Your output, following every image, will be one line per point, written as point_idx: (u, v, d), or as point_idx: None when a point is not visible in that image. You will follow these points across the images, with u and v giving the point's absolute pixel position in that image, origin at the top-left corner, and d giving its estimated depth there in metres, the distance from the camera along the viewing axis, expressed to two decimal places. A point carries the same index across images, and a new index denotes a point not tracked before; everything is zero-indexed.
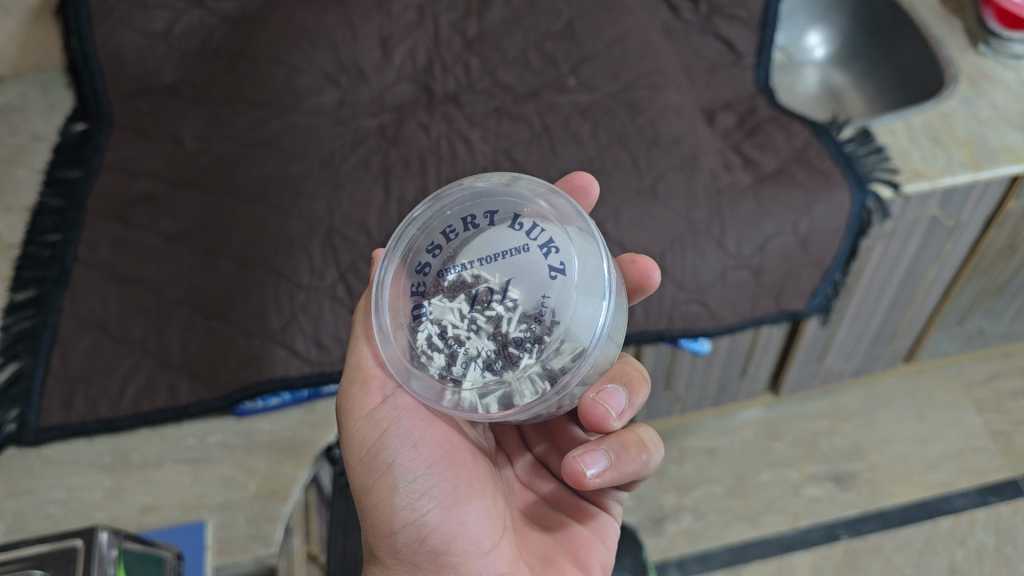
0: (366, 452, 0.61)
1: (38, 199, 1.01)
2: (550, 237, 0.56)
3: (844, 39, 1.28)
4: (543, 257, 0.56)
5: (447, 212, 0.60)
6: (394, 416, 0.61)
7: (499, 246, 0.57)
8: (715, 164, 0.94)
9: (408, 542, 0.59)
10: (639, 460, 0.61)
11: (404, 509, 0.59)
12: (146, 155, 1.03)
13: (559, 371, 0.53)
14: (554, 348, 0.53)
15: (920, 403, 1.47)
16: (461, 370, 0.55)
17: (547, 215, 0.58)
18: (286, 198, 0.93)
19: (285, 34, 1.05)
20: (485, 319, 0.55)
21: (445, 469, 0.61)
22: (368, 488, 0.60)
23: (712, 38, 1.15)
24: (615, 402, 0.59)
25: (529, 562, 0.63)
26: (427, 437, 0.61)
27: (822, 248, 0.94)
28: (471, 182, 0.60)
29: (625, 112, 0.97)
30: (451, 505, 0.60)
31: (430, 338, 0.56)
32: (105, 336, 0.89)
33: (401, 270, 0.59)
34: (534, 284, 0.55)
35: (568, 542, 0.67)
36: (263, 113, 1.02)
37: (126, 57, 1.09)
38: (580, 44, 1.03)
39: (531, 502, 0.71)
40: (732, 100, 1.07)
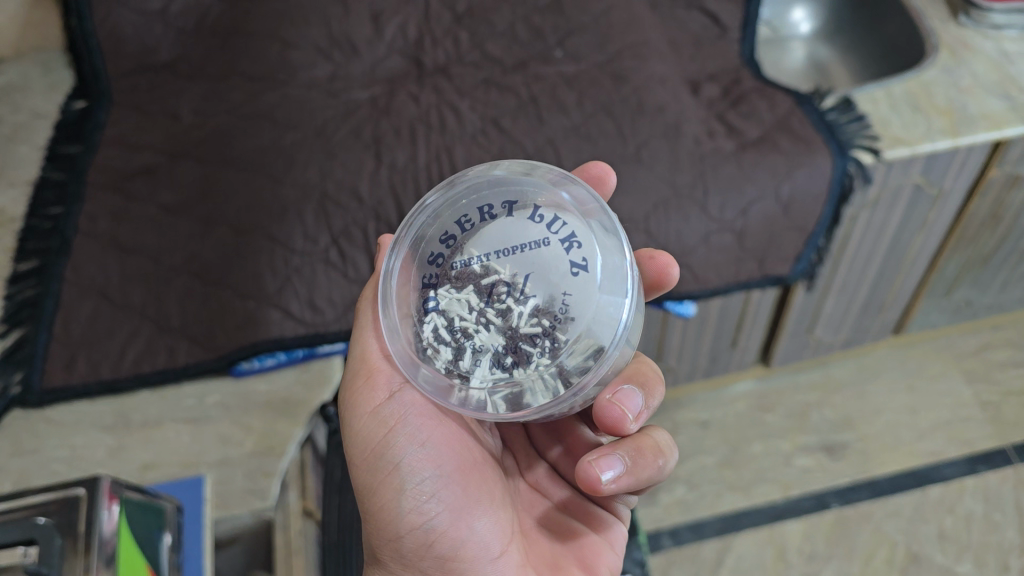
0: (373, 451, 0.63)
1: (40, 173, 1.04)
2: (571, 232, 0.58)
3: (829, 13, 1.29)
4: (565, 252, 0.57)
5: (463, 201, 0.62)
6: (401, 413, 0.63)
7: (514, 239, 0.58)
8: (698, 131, 0.97)
9: (415, 545, 0.61)
10: (655, 465, 0.63)
11: (411, 512, 0.61)
12: (144, 129, 1.06)
13: (574, 372, 0.55)
14: (567, 349, 0.55)
15: (910, 374, 1.49)
16: (470, 365, 0.56)
17: (568, 211, 0.59)
18: (280, 166, 0.96)
19: (278, 11, 1.08)
20: (494, 312, 0.56)
21: (453, 471, 0.63)
22: (375, 487, 0.62)
23: (697, 13, 1.17)
24: (631, 405, 0.61)
25: (536, 568, 0.66)
26: (435, 437, 0.63)
27: (804, 212, 0.97)
28: (492, 168, 0.62)
29: (610, 81, 1.00)
30: (459, 510, 0.62)
31: (437, 330, 0.58)
32: (105, 303, 0.92)
33: (411, 261, 0.61)
34: (552, 279, 0.56)
35: (577, 548, 0.68)
36: (257, 87, 1.04)
37: (124, 36, 1.11)
38: (567, 18, 1.06)
39: (543, 507, 0.72)
40: (717, 72, 1.10)
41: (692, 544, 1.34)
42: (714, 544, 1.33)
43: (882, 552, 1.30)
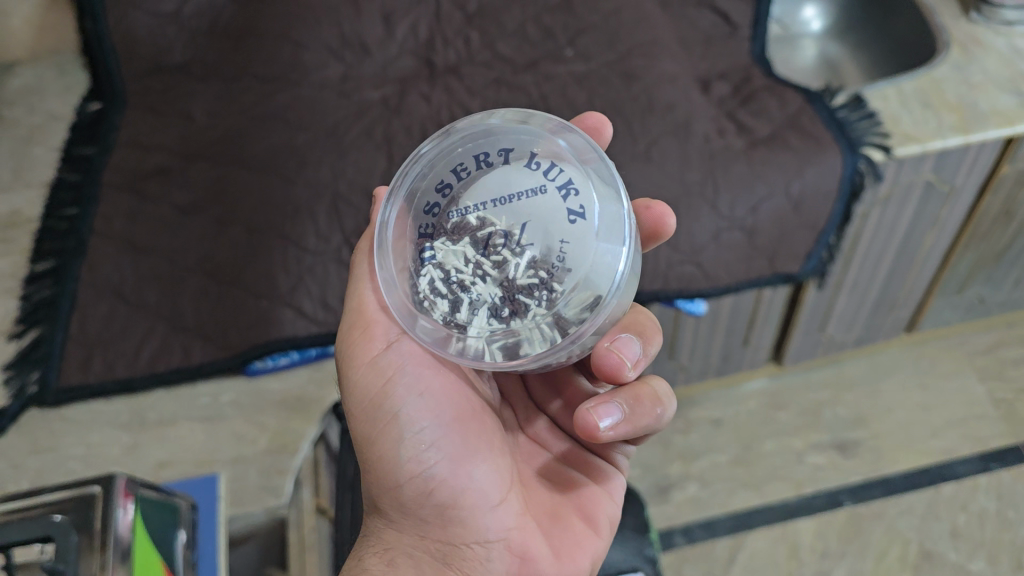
0: (371, 402, 0.64)
1: (55, 175, 1.06)
2: (568, 179, 0.59)
3: (839, 10, 1.29)
4: (562, 200, 0.59)
5: (459, 152, 0.63)
6: (398, 363, 0.64)
7: (510, 187, 0.60)
8: (708, 129, 0.97)
9: (414, 494, 0.63)
10: (654, 413, 0.65)
11: (411, 461, 0.62)
12: (158, 130, 1.07)
13: (570, 319, 0.57)
14: (563, 297, 0.57)
15: (923, 372, 1.49)
16: (467, 317, 0.59)
17: (565, 159, 0.60)
18: (292, 166, 0.96)
19: (288, 12, 1.08)
20: (490, 263, 0.58)
21: (450, 420, 0.64)
22: (374, 438, 0.64)
23: (707, 10, 1.17)
24: (629, 353, 0.63)
25: (537, 517, 0.67)
26: (432, 387, 0.64)
27: (814, 210, 0.98)
28: (489, 117, 0.63)
29: (620, 80, 0.99)
30: (458, 459, 0.63)
31: (434, 283, 0.60)
32: (121, 303, 0.93)
33: (408, 213, 0.63)
34: (550, 227, 0.58)
35: (576, 498, 0.70)
36: (271, 89, 1.05)
37: (137, 38, 1.12)
38: (577, 17, 1.06)
39: (542, 459, 0.74)
40: (727, 71, 1.10)
41: (704, 542, 1.34)
42: (727, 542, 1.34)
43: (895, 550, 1.30)
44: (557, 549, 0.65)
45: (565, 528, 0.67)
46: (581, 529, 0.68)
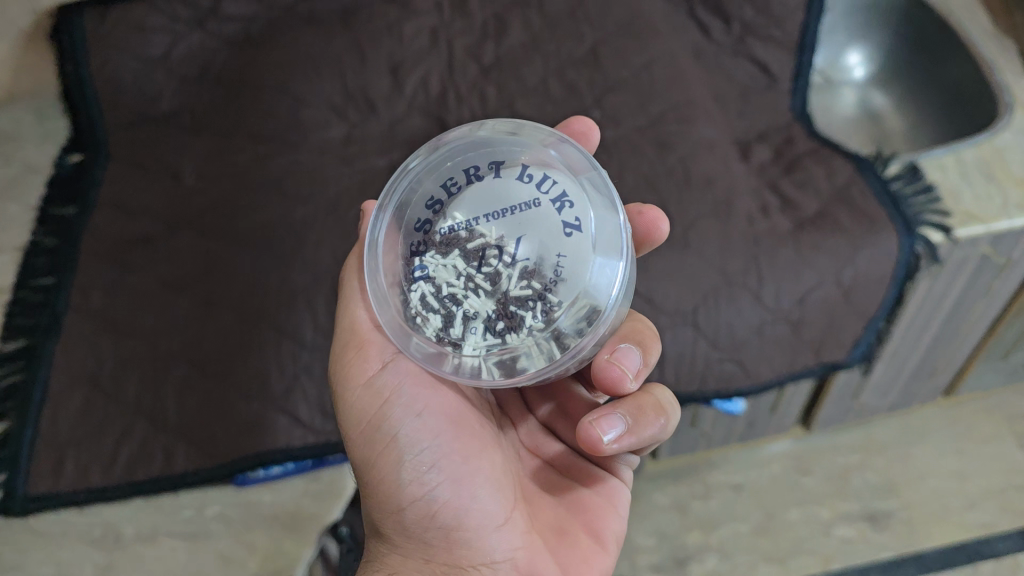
0: (369, 425, 0.60)
1: (31, 238, 0.97)
2: (562, 190, 0.54)
3: (887, 58, 1.18)
4: (557, 212, 0.54)
5: (448, 164, 0.58)
6: (395, 384, 0.60)
7: (500, 198, 0.55)
8: (751, 208, 0.87)
9: (416, 518, 0.59)
10: (657, 424, 0.60)
11: (413, 484, 0.59)
12: (144, 191, 0.96)
13: (568, 333, 0.53)
14: (559, 311, 0.52)
15: (959, 437, 1.38)
16: (460, 332, 0.53)
17: (557, 168, 0.56)
18: (289, 247, 0.86)
19: (287, 60, 0.98)
20: (482, 276, 0.53)
21: (452, 439, 0.60)
22: (373, 462, 0.60)
23: (745, 61, 1.06)
24: (629, 364, 0.59)
25: (543, 534, 0.63)
26: (432, 406, 0.60)
27: (866, 298, 0.88)
28: (478, 128, 0.58)
29: (653, 149, 0.89)
30: (460, 479, 0.60)
31: (425, 298, 0.54)
32: (97, 393, 0.83)
33: (399, 226, 0.57)
34: (546, 238, 0.53)
35: (580, 511, 0.65)
36: (263, 150, 0.94)
37: (122, 84, 1.01)
38: (605, 72, 0.95)
39: (542, 471, 0.69)
40: (767, 131, 1.01)
41: None
42: None
43: None
44: (565, 565, 0.61)
45: (571, 546, 0.63)
46: (588, 545, 0.63)
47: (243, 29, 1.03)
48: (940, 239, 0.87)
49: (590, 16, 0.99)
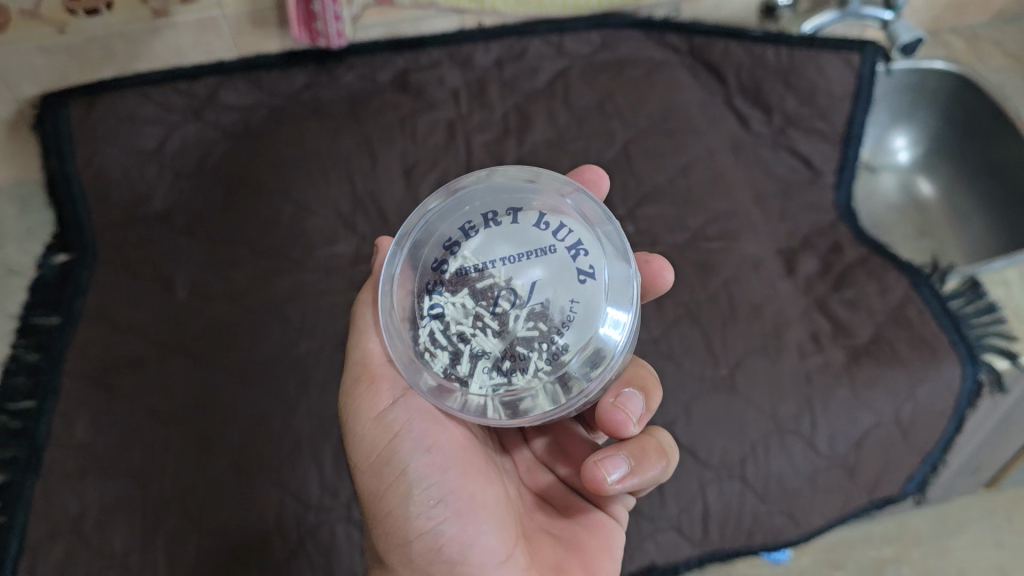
0: (374, 458, 0.52)
1: (12, 352, 0.89)
2: (578, 238, 0.47)
3: (935, 141, 1.09)
4: (571, 259, 0.47)
5: (466, 208, 0.50)
6: (407, 418, 0.52)
7: (511, 239, 0.48)
8: (801, 338, 0.80)
9: (419, 555, 0.50)
10: (661, 467, 0.52)
11: (418, 517, 0.50)
12: (136, 304, 0.87)
13: (576, 379, 0.46)
14: (569, 355, 0.46)
15: (1002, 528, 1.10)
16: (468, 370, 0.46)
17: (571, 214, 0.48)
18: (292, 388, 0.78)
19: (289, 160, 0.90)
20: (492, 316, 0.46)
21: (464, 475, 0.52)
22: (378, 498, 0.52)
23: (787, 154, 0.96)
24: (633, 407, 0.52)
25: (545, 573, 0.53)
26: (442, 441, 0.52)
27: (925, 435, 0.80)
28: (494, 174, 0.50)
29: (695, 272, 0.81)
30: (468, 515, 0.51)
31: (432, 334, 0.47)
32: (79, 543, 0.74)
33: (415, 268, 0.50)
34: (561, 283, 0.46)
35: (582, 553, 0.56)
36: (264, 266, 0.86)
37: (112, 181, 0.93)
38: (638, 177, 0.87)
39: (539, 507, 0.60)
40: (812, 235, 0.92)
41: None
42: None
43: None
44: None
45: None
46: None
47: (242, 119, 0.95)
48: (1006, 366, 0.79)
49: (621, 111, 0.91)
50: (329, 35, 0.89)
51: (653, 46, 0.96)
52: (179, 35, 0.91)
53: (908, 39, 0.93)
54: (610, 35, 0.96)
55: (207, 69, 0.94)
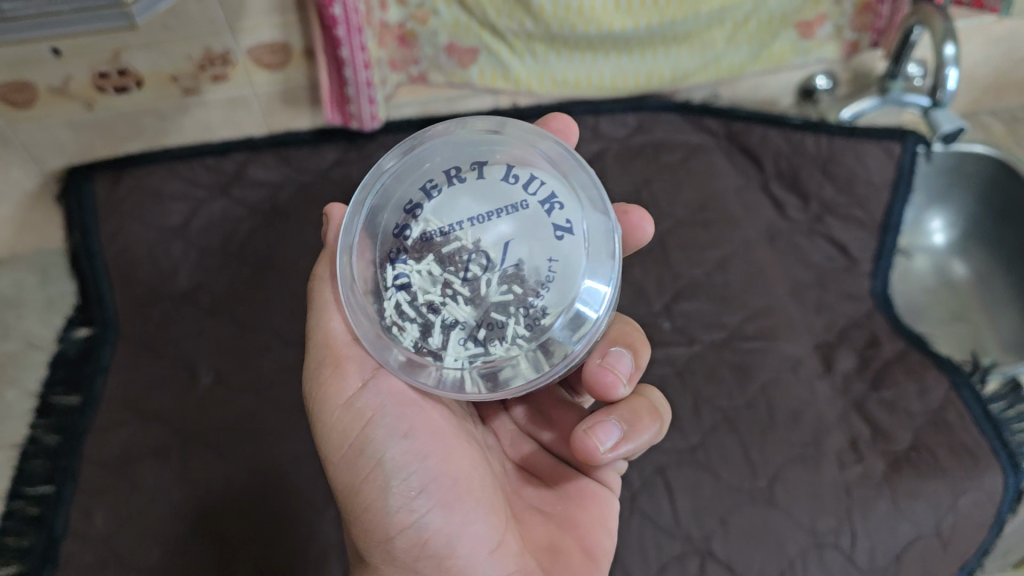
0: (348, 450, 0.51)
1: (29, 433, 0.87)
2: (551, 191, 0.48)
3: (975, 230, 1.08)
4: (547, 216, 0.48)
5: (427, 166, 0.51)
6: (378, 404, 0.51)
7: (477, 197, 0.49)
8: (841, 446, 0.76)
9: (403, 549, 0.50)
10: (653, 429, 0.51)
11: (399, 511, 0.50)
12: (158, 389, 0.85)
13: (554, 345, 0.47)
14: (548, 319, 0.47)
15: None
16: (440, 342, 0.48)
17: (538, 165, 0.49)
18: (320, 493, 0.76)
19: (315, 244, 0.91)
20: (462, 283, 0.47)
21: (441, 462, 0.52)
22: (354, 492, 0.51)
23: (822, 241, 0.94)
24: (622, 367, 0.51)
25: (536, 555, 0.54)
26: (416, 428, 0.52)
27: (964, 545, 0.74)
28: (455, 128, 0.51)
29: (732, 375, 0.79)
30: (451, 502, 0.51)
31: (400, 306, 0.48)
32: None
33: (376, 236, 0.50)
34: (538, 243, 0.47)
35: (570, 525, 0.57)
36: (295, 362, 0.84)
37: (136, 258, 0.91)
38: (674, 271, 0.87)
39: (524, 481, 0.61)
40: (849, 328, 0.89)
41: None
42: None
43: None
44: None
45: (566, 568, 0.54)
46: (581, 563, 0.55)
47: (269, 197, 0.93)
48: None
49: (657, 199, 0.91)
50: (361, 117, 0.88)
51: (689, 128, 0.98)
52: (208, 111, 0.91)
53: (948, 127, 0.87)
54: (646, 117, 0.97)
55: (236, 145, 0.93)
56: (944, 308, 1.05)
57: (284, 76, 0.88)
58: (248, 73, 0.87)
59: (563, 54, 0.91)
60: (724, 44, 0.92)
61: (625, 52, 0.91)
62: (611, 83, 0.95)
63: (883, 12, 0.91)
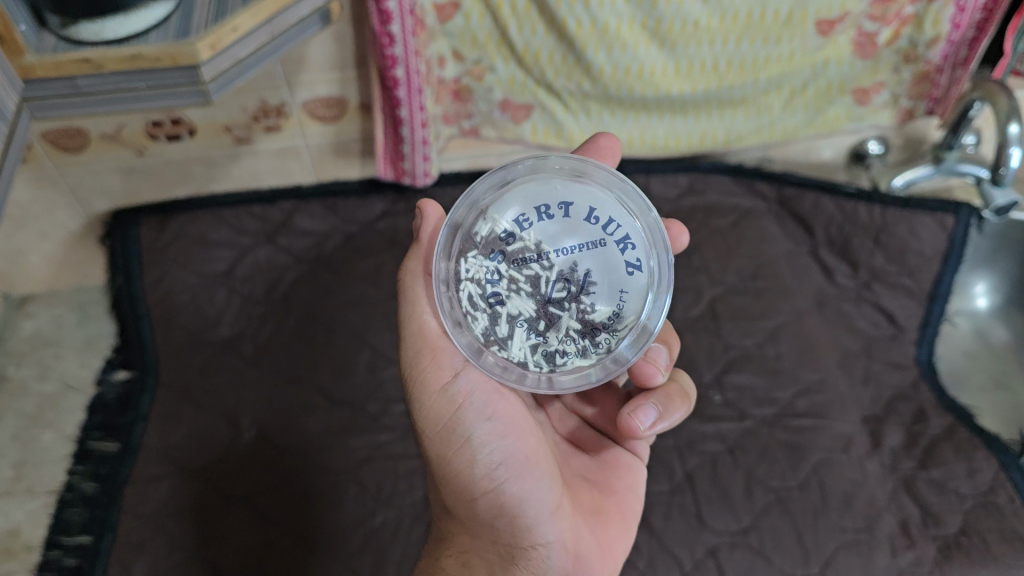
0: (438, 430, 0.54)
1: (65, 479, 0.86)
2: (626, 233, 0.51)
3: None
4: (620, 255, 0.51)
5: (514, 194, 0.51)
6: (468, 391, 0.53)
7: (560, 225, 0.50)
8: (893, 530, 0.75)
9: (485, 512, 0.54)
10: (684, 410, 0.56)
11: (483, 478, 0.53)
12: (199, 441, 0.83)
13: (607, 349, 0.52)
14: (603, 327, 0.51)
15: None
16: (506, 331, 0.50)
17: (615, 204, 0.50)
18: (369, 563, 0.74)
19: (364, 299, 0.90)
20: (526, 282, 0.50)
21: (520, 438, 0.55)
22: (444, 461, 0.54)
23: (870, 309, 0.92)
24: (662, 359, 0.55)
25: (586, 516, 0.58)
26: (501, 410, 0.54)
27: None
28: (542, 164, 0.51)
29: (784, 454, 0.79)
30: (526, 474, 0.54)
31: (471, 298, 0.50)
32: None
33: (459, 236, 0.51)
34: (612, 280, 0.51)
35: (609, 492, 0.61)
36: (341, 426, 0.83)
37: (179, 304, 0.90)
38: (724, 340, 0.87)
39: (571, 452, 0.63)
40: (894, 400, 0.85)
41: None
42: None
43: None
44: (602, 545, 0.58)
45: (609, 531, 0.59)
46: (619, 529, 0.60)
47: (315, 246, 0.93)
48: None
49: (708, 265, 0.92)
50: (414, 173, 0.87)
51: (741, 191, 0.98)
52: (258, 160, 0.91)
53: (1001, 201, 0.85)
54: (697, 178, 0.98)
55: (285, 193, 0.94)
56: (987, 378, 1.02)
57: (337, 129, 0.88)
58: (302, 125, 0.87)
59: (617, 113, 0.90)
60: (781, 109, 0.91)
61: (679, 113, 0.90)
62: (663, 142, 0.94)
63: (941, 82, 0.90)
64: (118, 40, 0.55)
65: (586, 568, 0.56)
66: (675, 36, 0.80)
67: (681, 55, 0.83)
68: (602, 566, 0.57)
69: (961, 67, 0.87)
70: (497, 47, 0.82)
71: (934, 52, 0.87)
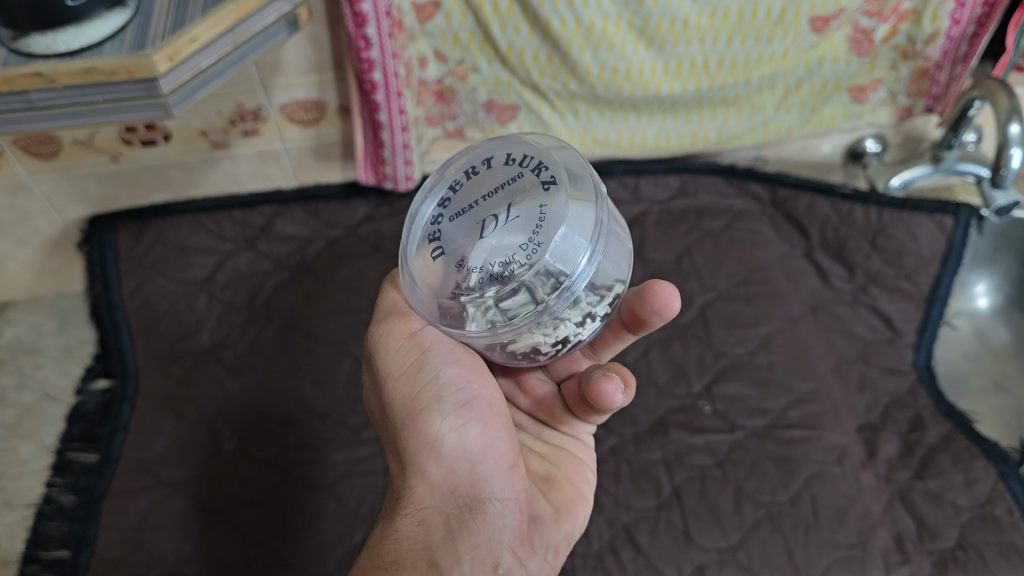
0: (405, 374, 0.51)
1: (44, 491, 0.83)
2: (540, 161, 0.47)
3: None
4: (535, 178, 0.46)
5: (449, 172, 0.50)
6: (438, 337, 0.52)
7: (485, 174, 0.48)
8: (888, 547, 0.72)
9: (447, 455, 0.50)
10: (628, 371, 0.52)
11: (451, 418, 0.50)
12: (176, 452, 0.81)
13: (527, 281, 0.43)
14: (521, 256, 0.43)
15: None
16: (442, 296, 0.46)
17: (535, 145, 0.48)
18: None
19: (345, 308, 0.88)
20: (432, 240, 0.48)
21: (485, 388, 0.53)
22: (406, 403, 0.50)
23: (867, 312, 0.89)
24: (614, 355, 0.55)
25: (536, 483, 0.57)
26: (467, 357, 0.52)
27: None
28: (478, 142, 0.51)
29: (776, 467, 0.76)
30: (489, 419, 0.52)
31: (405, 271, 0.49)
32: None
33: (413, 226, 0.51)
34: (529, 202, 0.45)
35: (555, 465, 0.60)
36: (318, 437, 0.81)
37: (158, 312, 0.89)
38: (715, 349, 0.85)
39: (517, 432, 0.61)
40: (891, 407, 0.82)
41: None
42: None
43: None
44: (558, 508, 0.57)
45: (562, 494, 0.58)
46: (569, 488, 0.58)
47: (297, 251, 0.92)
48: None
49: (699, 270, 0.90)
50: (396, 178, 0.86)
51: (734, 193, 0.97)
52: (236, 165, 0.90)
53: (1001, 201, 0.82)
54: (689, 180, 0.97)
55: (265, 198, 0.93)
56: (988, 380, 0.99)
57: (317, 132, 0.87)
58: (280, 128, 0.85)
59: (606, 113, 0.87)
60: (774, 109, 0.89)
61: (670, 113, 0.88)
62: (653, 143, 0.92)
63: (941, 80, 0.87)
64: (72, 53, 0.51)
65: (538, 531, 0.54)
66: (664, 35, 0.77)
67: (670, 54, 0.80)
68: (556, 532, 0.56)
69: (962, 63, 0.84)
70: (479, 47, 0.79)
71: (932, 49, 0.83)
